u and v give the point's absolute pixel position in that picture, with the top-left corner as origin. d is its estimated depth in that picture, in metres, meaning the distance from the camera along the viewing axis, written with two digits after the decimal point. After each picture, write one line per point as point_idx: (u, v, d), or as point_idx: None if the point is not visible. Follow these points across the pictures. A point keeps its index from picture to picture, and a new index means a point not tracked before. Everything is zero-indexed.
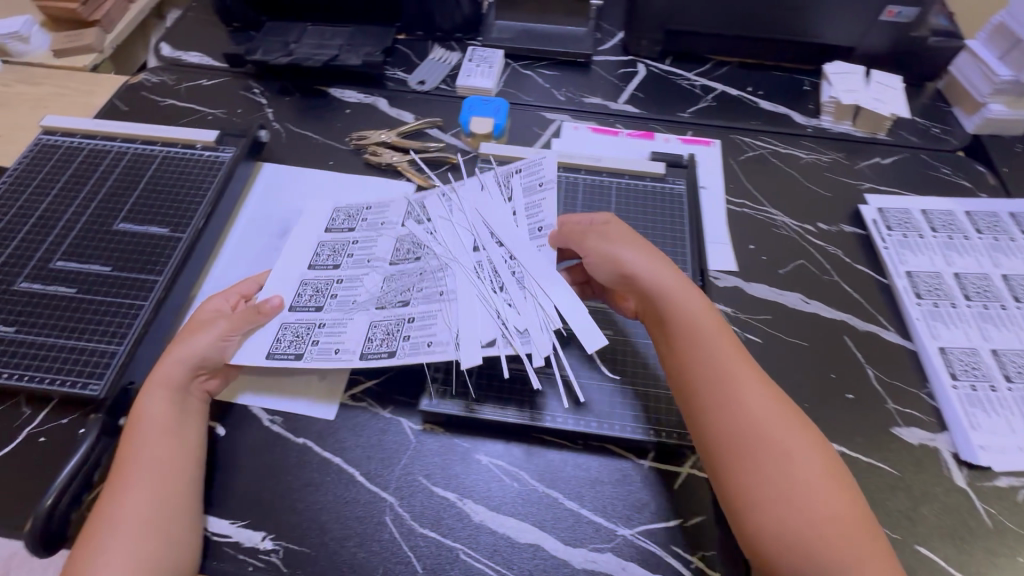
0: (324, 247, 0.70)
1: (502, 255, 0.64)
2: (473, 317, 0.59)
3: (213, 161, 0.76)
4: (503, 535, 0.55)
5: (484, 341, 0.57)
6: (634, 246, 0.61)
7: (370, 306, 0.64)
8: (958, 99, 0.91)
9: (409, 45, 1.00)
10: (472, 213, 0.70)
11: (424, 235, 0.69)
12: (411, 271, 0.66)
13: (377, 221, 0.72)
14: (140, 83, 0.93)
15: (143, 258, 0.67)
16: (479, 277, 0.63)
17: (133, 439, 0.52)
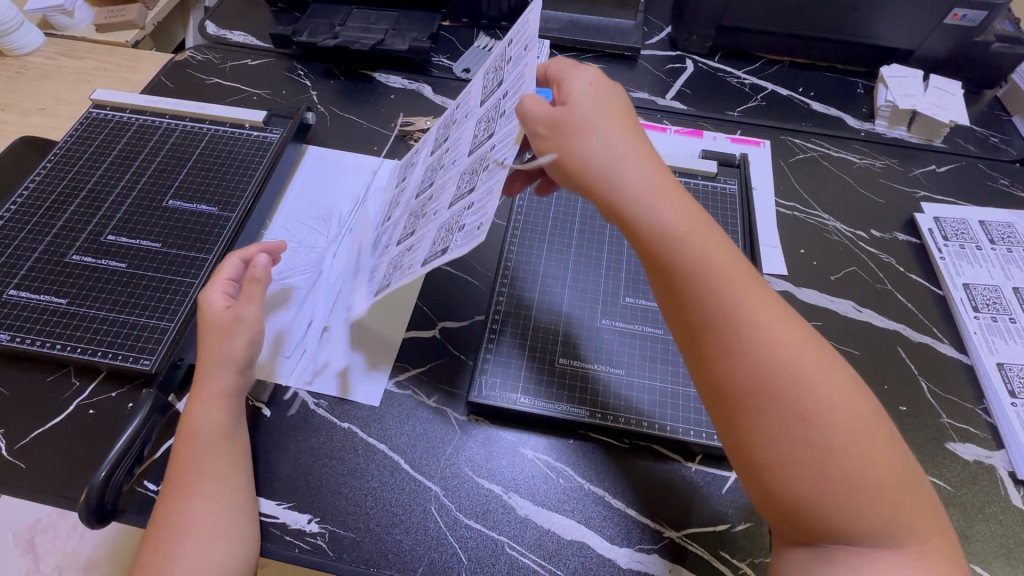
0: (387, 202, 0.72)
1: (481, 147, 0.51)
2: (442, 231, 0.50)
3: (261, 141, 0.76)
4: (548, 531, 0.54)
5: (440, 252, 0.47)
6: (597, 130, 0.44)
7: (392, 244, 0.62)
8: (1018, 108, 0.88)
9: (454, 31, 0.99)
10: (471, 114, 0.57)
11: (443, 151, 0.61)
12: (425, 194, 0.59)
13: (419, 154, 0.69)
14: (185, 60, 0.93)
15: (191, 236, 0.67)
16: (459, 185, 0.51)
17: (187, 450, 0.52)
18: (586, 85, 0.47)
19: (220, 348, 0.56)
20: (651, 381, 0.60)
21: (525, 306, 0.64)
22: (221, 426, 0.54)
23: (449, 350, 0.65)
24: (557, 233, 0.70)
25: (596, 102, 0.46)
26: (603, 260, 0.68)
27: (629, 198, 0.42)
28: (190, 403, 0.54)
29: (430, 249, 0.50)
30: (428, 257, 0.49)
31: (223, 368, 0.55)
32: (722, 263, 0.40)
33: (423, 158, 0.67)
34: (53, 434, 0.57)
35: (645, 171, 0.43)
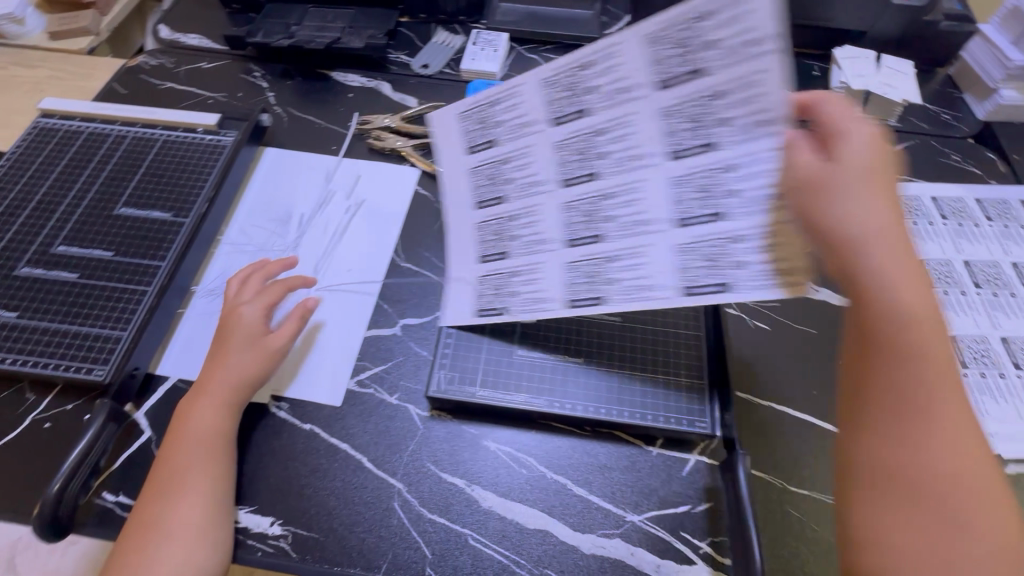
0: (478, 172, 0.61)
1: (699, 159, 0.47)
2: (693, 254, 0.49)
3: (214, 145, 0.75)
4: (511, 521, 0.55)
5: (717, 286, 0.49)
6: (842, 197, 0.41)
7: (558, 245, 0.57)
8: (969, 84, 0.89)
9: (412, 27, 0.99)
10: (644, 99, 0.48)
11: (593, 137, 0.52)
12: (591, 194, 0.54)
13: (516, 123, 0.57)
14: (139, 65, 0.92)
15: (145, 243, 0.66)
16: (681, 200, 0.49)
17: (178, 449, 0.53)
18: (863, 145, 0.42)
19: (242, 359, 0.58)
20: (612, 368, 0.60)
21: None
22: (219, 428, 0.55)
23: (411, 347, 0.65)
24: None
25: (867, 165, 0.41)
26: None
27: (866, 270, 0.40)
28: (193, 403, 0.56)
29: (679, 269, 0.50)
30: (689, 286, 0.50)
31: (237, 374, 0.57)
32: (942, 366, 0.39)
33: (534, 135, 0.56)
34: (6, 449, 0.56)
35: (896, 260, 0.40)
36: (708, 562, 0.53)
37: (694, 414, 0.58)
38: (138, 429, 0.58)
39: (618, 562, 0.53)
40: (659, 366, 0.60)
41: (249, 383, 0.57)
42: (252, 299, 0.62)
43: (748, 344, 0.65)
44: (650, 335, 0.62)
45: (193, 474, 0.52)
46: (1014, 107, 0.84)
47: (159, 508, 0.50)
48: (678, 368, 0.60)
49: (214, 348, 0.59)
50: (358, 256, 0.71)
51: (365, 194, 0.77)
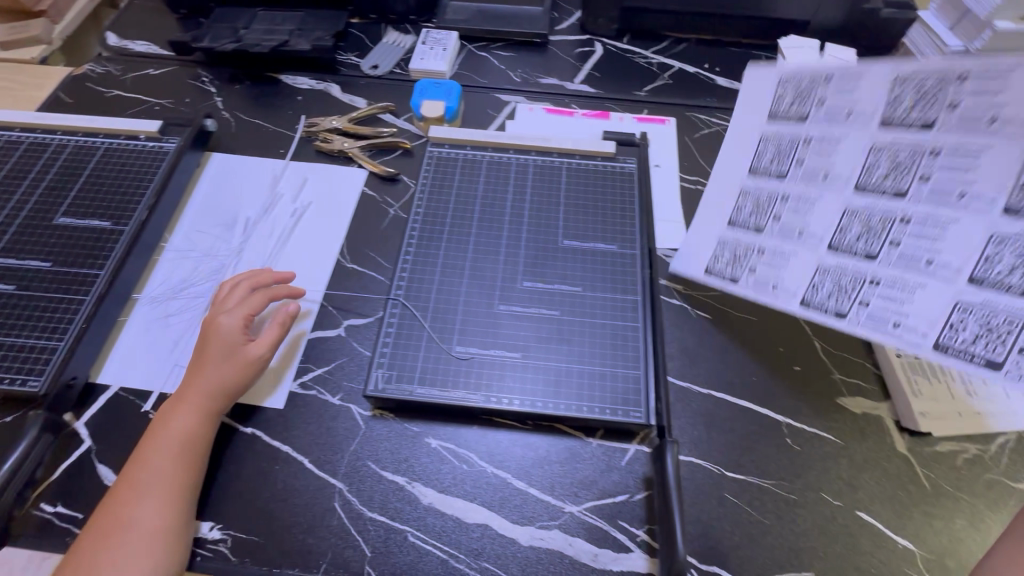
0: (766, 142, 0.57)
1: (993, 226, 0.46)
2: (972, 315, 0.49)
3: (156, 151, 0.75)
4: (450, 516, 0.55)
5: (981, 360, 0.49)
6: None
7: (822, 249, 0.56)
8: None
9: (363, 28, 0.99)
10: (1011, 138, 0.43)
11: (921, 156, 0.48)
12: (886, 211, 0.51)
13: (839, 109, 0.52)
14: (84, 74, 0.91)
15: (84, 252, 0.66)
16: (988, 259, 0.47)
17: (150, 454, 0.53)
18: None
19: (223, 368, 0.57)
20: (549, 361, 0.61)
21: (425, 297, 0.65)
22: (194, 434, 0.55)
23: (353, 347, 0.65)
24: (456, 224, 0.71)
25: None
26: (502, 246, 0.69)
27: None
28: (171, 406, 0.56)
29: (945, 323, 0.50)
30: (946, 343, 0.50)
31: (216, 381, 0.57)
32: None
33: (856, 129, 0.51)
34: None
35: None
36: (644, 550, 0.53)
37: (630, 404, 0.58)
38: (78, 438, 0.58)
39: (556, 553, 0.53)
40: (597, 357, 0.61)
41: (228, 393, 0.57)
42: (237, 307, 0.61)
43: (688, 334, 0.66)
44: (591, 326, 0.63)
45: (159, 479, 0.52)
46: None
47: (120, 510, 0.50)
48: (615, 359, 0.61)
49: (197, 352, 0.59)
50: (302, 257, 0.71)
51: (311, 196, 0.77)
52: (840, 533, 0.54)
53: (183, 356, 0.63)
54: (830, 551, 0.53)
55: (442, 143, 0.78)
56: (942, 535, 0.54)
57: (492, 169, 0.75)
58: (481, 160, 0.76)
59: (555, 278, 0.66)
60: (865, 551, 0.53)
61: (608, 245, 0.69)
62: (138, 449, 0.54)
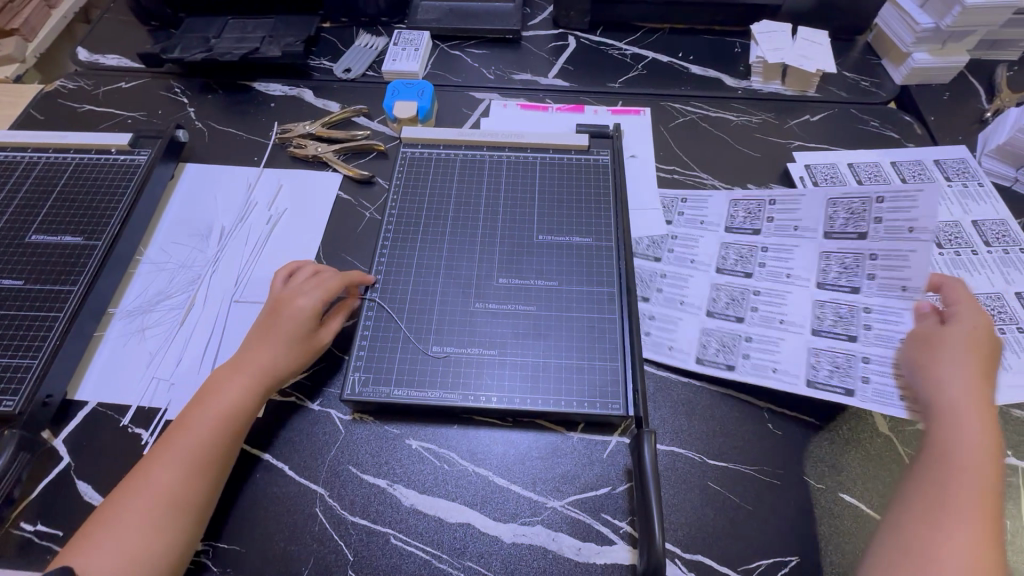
0: (641, 238, 0.72)
1: (840, 292, 0.62)
2: (823, 358, 0.60)
3: (128, 164, 0.75)
4: (432, 517, 0.54)
5: (841, 389, 0.58)
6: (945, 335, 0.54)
7: (699, 313, 0.65)
8: (885, 50, 0.91)
9: (335, 32, 0.98)
10: (808, 239, 0.66)
11: (757, 251, 0.68)
12: (739, 285, 0.66)
13: (696, 218, 0.72)
14: (55, 90, 0.90)
15: (58, 269, 0.66)
16: (819, 316, 0.62)
17: (192, 418, 0.54)
18: (958, 303, 0.56)
19: (279, 351, 0.58)
20: (526, 356, 0.60)
21: (399, 299, 0.65)
22: (238, 412, 0.55)
23: (331, 352, 0.64)
24: (430, 224, 0.70)
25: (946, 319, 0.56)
26: (476, 245, 0.69)
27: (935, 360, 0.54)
28: (223, 379, 0.56)
29: (808, 365, 0.60)
30: (813, 378, 0.59)
31: (270, 362, 0.57)
32: (967, 405, 0.50)
33: (709, 233, 0.71)
34: None
35: (959, 362, 0.53)
36: (627, 541, 0.53)
37: (608, 396, 0.58)
38: (56, 455, 0.57)
39: (538, 548, 0.53)
40: (574, 351, 0.61)
41: (280, 378, 0.58)
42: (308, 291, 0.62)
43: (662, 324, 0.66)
44: (568, 321, 0.62)
45: (193, 451, 0.52)
46: (927, 70, 0.86)
47: (149, 474, 0.51)
48: (592, 352, 0.60)
49: (264, 328, 0.60)
50: (277, 264, 0.71)
51: (287, 202, 0.76)
52: (822, 515, 0.54)
53: (161, 368, 0.63)
54: (814, 534, 0.53)
55: (414, 144, 0.78)
56: None
57: (465, 168, 0.75)
58: (455, 159, 0.76)
59: (532, 274, 0.66)
60: (849, 534, 0.53)
61: (584, 239, 0.69)
62: (187, 408, 0.55)
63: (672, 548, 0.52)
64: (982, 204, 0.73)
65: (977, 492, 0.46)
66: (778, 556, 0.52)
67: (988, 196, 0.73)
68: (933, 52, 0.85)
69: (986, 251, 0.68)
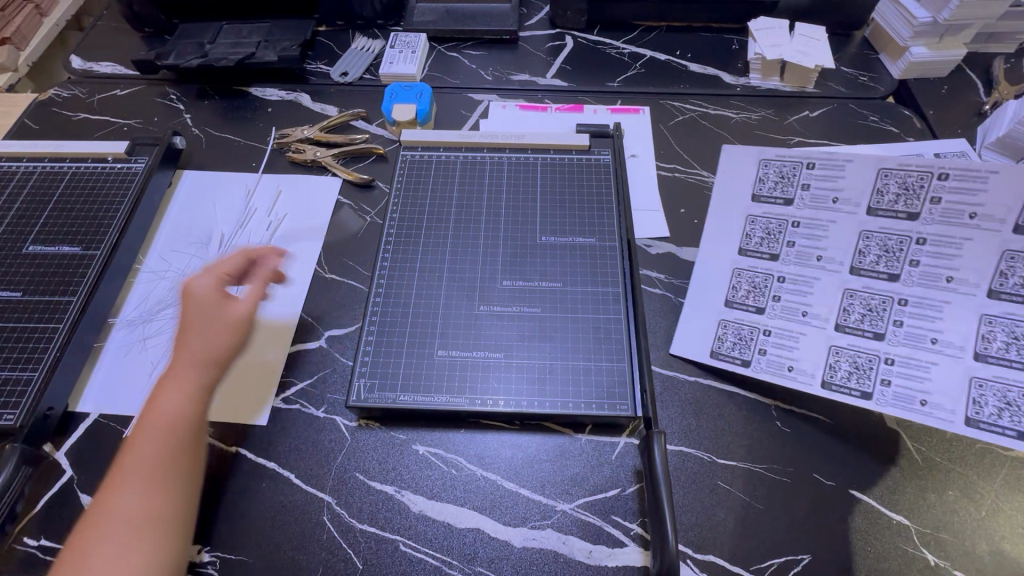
0: (756, 224, 0.60)
1: (1022, 309, 0.50)
2: (989, 392, 0.51)
3: (125, 173, 0.74)
4: (442, 523, 0.54)
5: (1012, 432, 0.50)
6: None
7: (830, 327, 0.57)
8: (883, 45, 0.91)
9: (331, 36, 0.98)
10: (984, 233, 0.50)
11: (909, 243, 0.53)
12: (879, 291, 0.55)
13: (826, 194, 0.56)
14: (49, 99, 0.89)
15: (56, 280, 0.65)
16: (986, 336, 0.51)
17: (139, 438, 0.49)
18: None
19: (217, 339, 0.55)
20: (532, 359, 0.60)
21: (403, 303, 0.64)
22: (185, 411, 0.51)
23: (335, 358, 0.64)
24: (433, 228, 0.70)
25: None
26: (480, 247, 0.68)
27: None
28: (162, 388, 0.52)
29: (971, 399, 0.51)
30: (975, 417, 0.51)
31: (210, 353, 0.54)
32: None
33: (842, 215, 0.56)
34: None
35: None
36: (639, 543, 0.53)
37: (616, 397, 0.58)
38: (58, 468, 0.57)
39: (550, 552, 0.52)
40: (580, 352, 0.60)
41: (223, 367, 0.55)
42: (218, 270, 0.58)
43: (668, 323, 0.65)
44: (574, 322, 0.62)
45: (148, 463, 0.48)
46: (924, 64, 0.86)
47: (109, 501, 0.46)
48: (599, 353, 0.60)
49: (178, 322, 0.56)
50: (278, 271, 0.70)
51: (286, 208, 0.76)
52: (832, 512, 0.53)
53: None
54: (826, 532, 0.52)
55: (414, 147, 0.77)
56: (935, 510, 0.53)
57: (465, 170, 0.75)
58: (455, 161, 0.76)
59: (536, 275, 0.66)
60: (861, 531, 0.52)
61: (587, 239, 0.68)
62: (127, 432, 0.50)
63: (684, 550, 0.52)
64: None
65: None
66: (791, 555, 0.51)
67: None
68: (931, 46, 0.85)
69: None
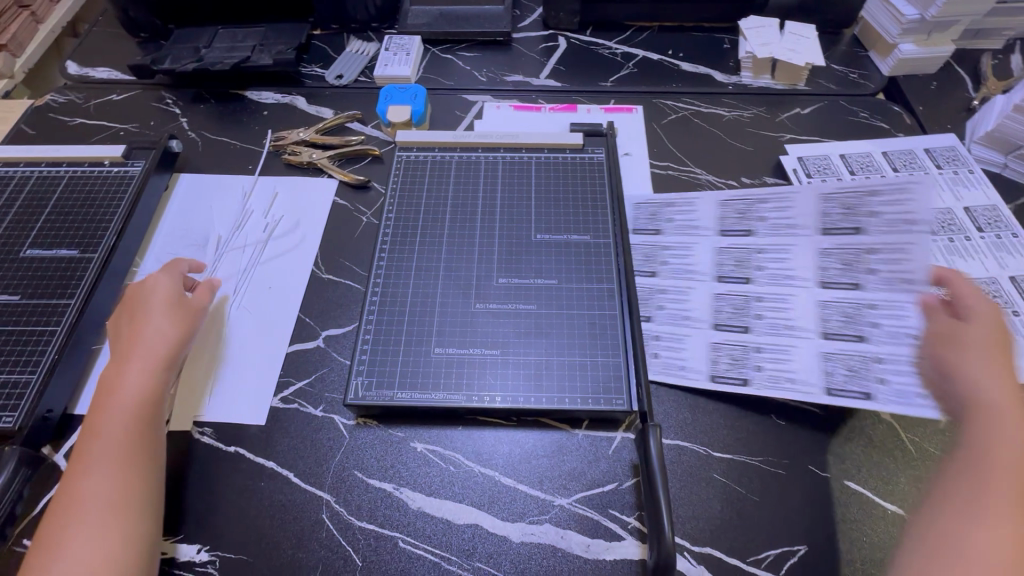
0: (637, 251, 0.70)
1: (847, 293, 0.61)
2: (836, 363, 0.59)
3: (122, 176, 0.74)
4: (441, 519, 0.54)
5: (861, 395, 0.57)
6: (982, 357, 0.49)
7: (707, 326, 0.63)
8: (872, 42, 0.92)
9: (326, 39, 0.98)
10: (804, 237, 0.65)
11: (754, 253, 0.66)
12: (739, 293, 0.64)
13: (686, 223, 0.70)
14: (46, 104, 0.90)
15: (55, 283, 0.65)
16: (825, 317, 0.61)
17: (102, 421, 0.53)
18: (977, 298, 0.53)
19: (162, 325, 0.59)
20: (528, 355, 0.60)
21: (399, 302, 0.64)
22: (144, 399, 0.55)
23: (333, 357, 0.64)
24: (428, 227, 0.70)
25: (979, 325, 0.51)
26: (475, 245, 0.69)
27: (971, 376, 0.49)
28: (118, 376, 0.56)
29: (823, 372, 0.59)
30: (833, 387, 0.58)
31: (159, 336, 0.58)
32: (1002, 402, 0.47)
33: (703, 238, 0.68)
34: None
35: (980, 366, 0.49)
36: (636, 536, 0.53)
37: (611, 392, 0.58)
38: (58, 470, 0.57)
39: (548, 547, 0.53)
40: (576, 349, 0.61)
41: (173, 349, 0.58)
42: (169, 274, 0.64)
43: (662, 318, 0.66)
44: (568, 318, 0.63)
45: (110, 446, 0.51)
46: (914, 60, 0.87)
47: (76, 482, 0.50)
48: (594, 349, 0.61)
49: (128, 321, 0.60)
50: (277, 272, 0.70)
51: (283, 209, 0.76)
52: (828, 503, 0.54)
53: None
54: (822, 522, 0.53)
55: (409, 148, 0.78)
56: None
57: (460, 170, 0.75)
58: (451, 161, 0.76)
59: (531, 273, 0.66)
60: (856, 521, 0.53)
61: (581, 236, 0.69)
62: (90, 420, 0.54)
63: (681, 542, 0.52)
64: (973, 190, 0.73)
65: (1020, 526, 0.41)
66: (786, 545, 0.52)
67: (979, 183, 0.74)
68: (919, 43, 0.86)
69: (979, 236, 0.69)
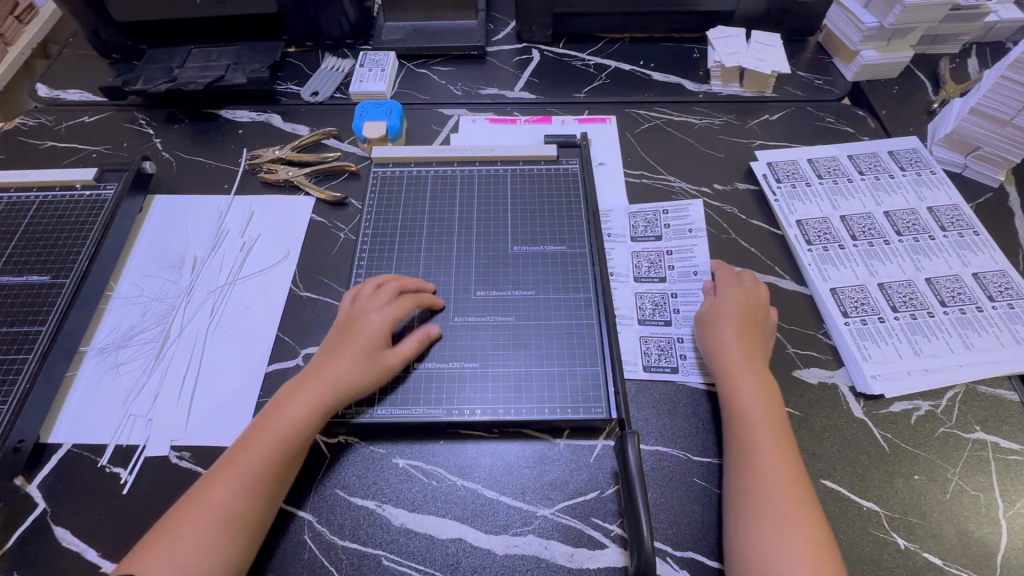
0: None
1: (654, 285, 0.69)
2: (651, 344, 0.65)
3: (94, 200, 0.73)
4: (424, 534, 0.54)
5: (669, 368, 0.63)
6: (724, 332, 0.60)
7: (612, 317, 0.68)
8: (836, 49, 0.94)
9: (301, 56, 0.99)
10: (619, 243, 0.73)
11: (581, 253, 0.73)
12: None
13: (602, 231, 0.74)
14: (15, 128, 0.89)
15: (25, 310, 0.64)
16: (641, 307, 0.68)
17: (261, 434, 0.53)
18: (730, 289, 0.64)
19: (352, 368, 0.57)
20: (507, 367, 0.61)
21: None
22: (300, 435, 0.54)
23: None
24: (406, 242, 0.71)
25: (727, 309, 0.62)
26: (452, 257, 0.69)
27: (717, 355, 0.60)
28: (293, 396, 0.55)
29: (641, 352, 0.64)
30: (647, 364, 0.64)
31: (343, 380, 0.56)
32: (745, 387, 0.57)
33: None
34: None
35: (727, 347, 0.59)
36: (619, 543, 0.53)
37: (590, 401, 0.59)
38: (31, 502, 0.55)
39: (532, 558, 0.53)
40: (554, 359, 0.62)
41: (349, 396, 0.56)
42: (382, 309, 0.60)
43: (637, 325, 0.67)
44: (547, 330, 0.63)
45: (252, 460, 0.52)
46: (874, 66, 0.89)
47: (206, 491, 0.50)
48: (573, 358, 0.62)
49: (333, 343, 0.59)
50: (253, 292, 0.70)
51: (259, 228, 0.76)
52: None
53: (137, 404, 0.61)
54: None
55: (385, 163, 0.78)
56: (904, 494, 0.55)
57: (437, 184, 0.76)
58: (427, 176, 0.77)
59: (509, 285, 0.67)
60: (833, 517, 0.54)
61: (558, 247, 0.70)
62: (255, 424, 0.55)
63: (662, 548, 0.53)
64: (937, 190, 0.76)
65: (782, 460, 0.52)
66: None
67: (940, 183, 0.76)
68: (880, 49, 0.89)
69: (943, 235, 0.71)
